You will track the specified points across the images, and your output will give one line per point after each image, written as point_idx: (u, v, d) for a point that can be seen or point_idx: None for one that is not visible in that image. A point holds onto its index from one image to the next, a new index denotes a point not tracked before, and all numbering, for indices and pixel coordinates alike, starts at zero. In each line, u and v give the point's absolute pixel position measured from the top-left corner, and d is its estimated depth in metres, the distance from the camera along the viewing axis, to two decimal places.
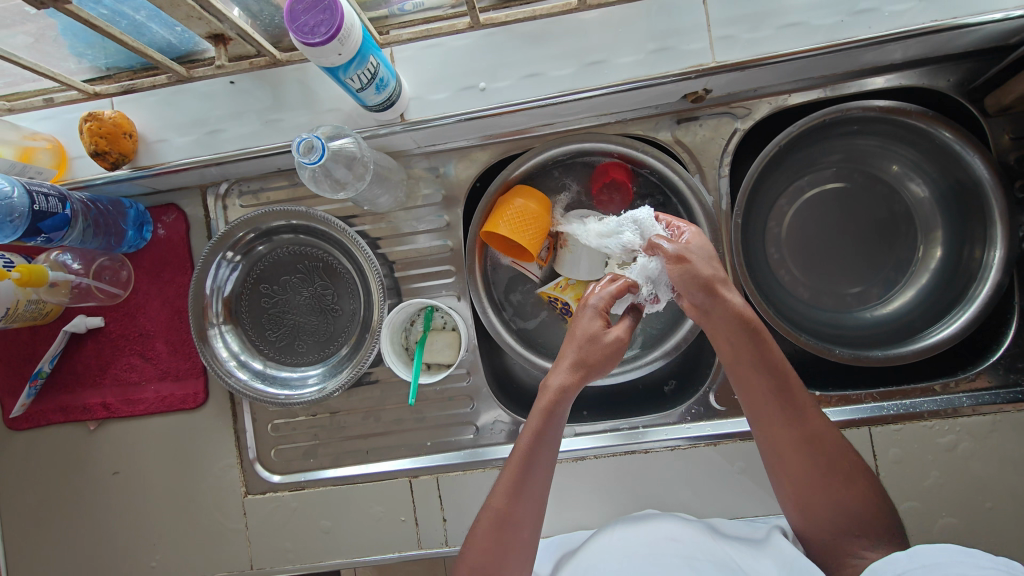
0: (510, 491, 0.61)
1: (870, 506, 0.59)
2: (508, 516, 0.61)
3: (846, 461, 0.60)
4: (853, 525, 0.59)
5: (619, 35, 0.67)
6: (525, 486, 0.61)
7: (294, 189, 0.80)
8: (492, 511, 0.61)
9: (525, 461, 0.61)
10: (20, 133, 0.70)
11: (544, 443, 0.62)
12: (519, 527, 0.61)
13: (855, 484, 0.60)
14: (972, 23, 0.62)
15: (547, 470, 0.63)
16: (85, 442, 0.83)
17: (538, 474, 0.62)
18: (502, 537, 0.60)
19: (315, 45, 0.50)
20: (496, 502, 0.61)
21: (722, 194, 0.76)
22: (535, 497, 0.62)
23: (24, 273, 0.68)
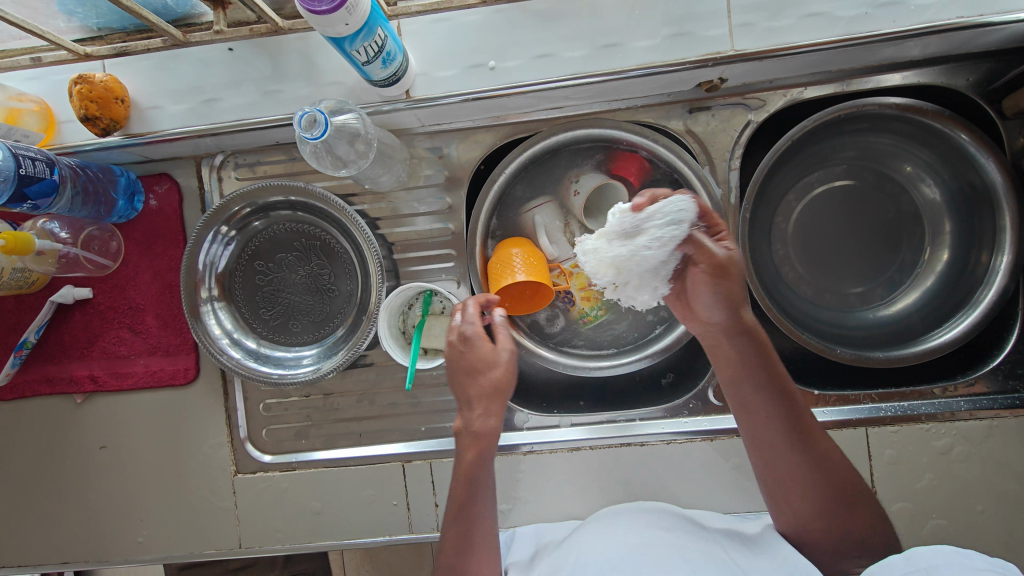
0: (459, 526, 0.61)
1: (869, 525, 0.58)
2: (465, 554, 0.60)
3: (846, 484, 0.59)
4: (850, 544, 0.58)
5: (636, 17, 0.65)
6: (477, 519, 0.61)
7: (291, 164, 0.77)
8: (449, 552, 0.60)
9: (462, 500, 0.60)
10: (6, 93, 0.67)
11: (477, 484, 0.60)
12: (482, 553, 0.61)
13: (855, 506, 0.58)
14: (998, 22, 0.61)
15: (490, 501, 0.62)
16: (71, 415, 0.81)
17: (480, 510, 0.61)
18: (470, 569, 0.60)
19: (321, 13, 0.47)
20: (452, 543, 0.61)
21: (732, 188, 0.75)
22: (489, 525, 0.62)
23: (9, 239, 0.66)
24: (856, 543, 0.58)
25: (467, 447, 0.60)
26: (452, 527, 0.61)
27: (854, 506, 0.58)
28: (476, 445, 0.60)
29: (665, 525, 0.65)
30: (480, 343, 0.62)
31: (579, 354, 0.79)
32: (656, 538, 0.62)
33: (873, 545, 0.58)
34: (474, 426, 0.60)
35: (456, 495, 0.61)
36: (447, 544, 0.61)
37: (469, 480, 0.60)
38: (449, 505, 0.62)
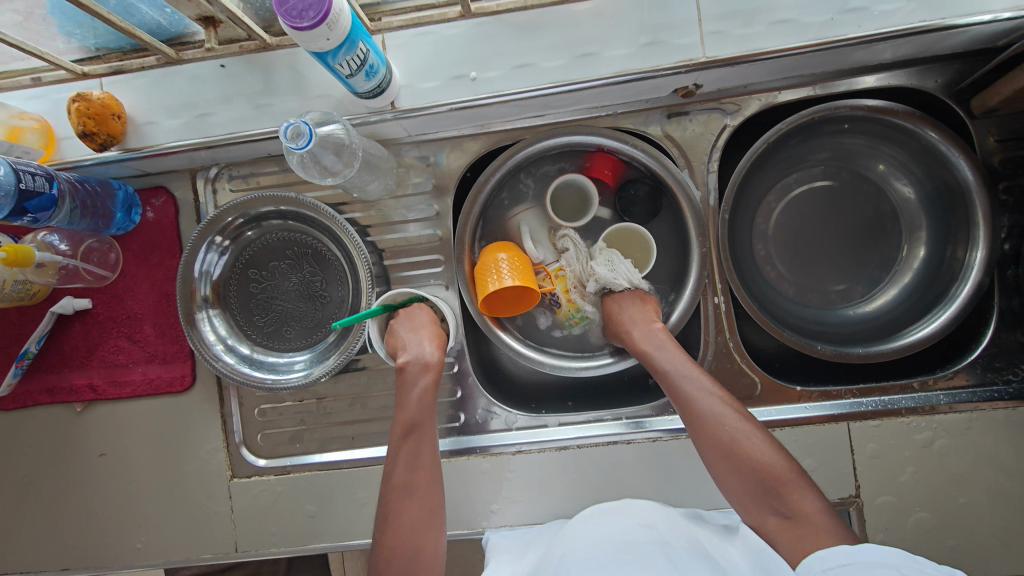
0: (408, 457, 0.66)
1: (778, 471, 0.61)
2: (412, 484, 0.65)
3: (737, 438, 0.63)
4: (766, 492, 0.61)
5: (611, 27, 0.67)
6: (422, 455, 0.66)
7: (284, 175, 0.80)
8: (398, 480, 0.65)
9: (411, 425, 0.67)
10: (8, 112, 0.70)
11: (425, 413, 0.68)
12: (427, 487, 0.66)
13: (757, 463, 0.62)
14: (961, 24, 0.63)
15: (434, 437, 0.68)
16: (72, 423, 0.83)
17: (425, 443, 0.67)
18: (414, 508, 0.64)
19: (303, 29, 0.50)
20: (402, 472, 0.65)
21: (710, 190, 0.77)
22: (434, 463, 0.67)
23: (10, 252, 0.68)
24: (770, 490, 0.61)
25: (419, 383, 0.69)
26: (398, 458, 0.66)
27: (753, 463, 0.61)
28: (430, 382, 0.69)
29: (650, 523, 0.68)
30: (418, 313, 0.75)
31: (567, 356, 0.81)
32: (640, 538, 0.64)
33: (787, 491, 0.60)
34: (423, 365, 0.69)
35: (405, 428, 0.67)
36: (393, 476, 0.65)
37: (418, 406, 0.68)
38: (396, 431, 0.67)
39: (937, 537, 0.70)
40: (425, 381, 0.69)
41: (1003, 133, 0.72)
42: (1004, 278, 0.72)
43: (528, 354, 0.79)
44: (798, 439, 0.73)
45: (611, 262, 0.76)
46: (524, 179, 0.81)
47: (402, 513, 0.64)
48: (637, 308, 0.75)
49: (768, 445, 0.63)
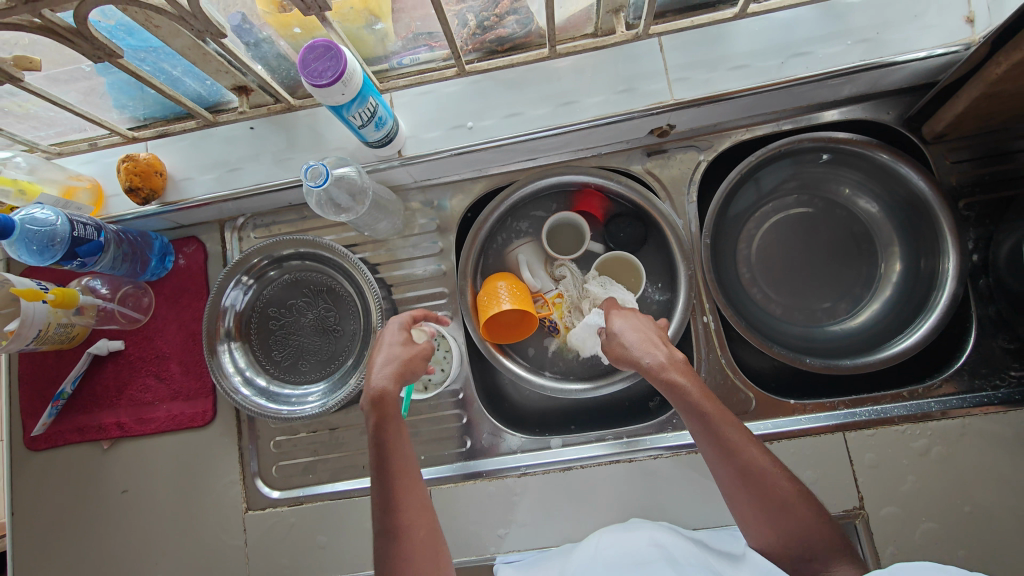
0: (384, 499, 0.62)
1: (812, 522, 0.59)
2: (395, 527, 0.61)
3: (775, 490, 0.60)
4: (799, 543, 0.59)
5: (589, 79, 0.76)
6: (397, 494, 0.62)
7: (303, 221, 0.88)
8: (380, 525, 0.61)
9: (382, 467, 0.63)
10: (67, 174, 0.80)
11: (395, 453, 0.63)
12: (411, 527, 0.61)
13: (793, 513, 0.59)
14: (900, 61, 0.71)
15: (411, 478, 0.63)
16: (98, 461, 0.87)
17: (400, 482, 0.62)
18: (398, 553, 0.60)
19: (322, 86, 0.59)
20: (382, 516, 0.62)
21: (691, 219, 0.83)
22: (417, 501, 0.63)
23: (58, 295, 0.76)
24: (803, 540, 0.59)
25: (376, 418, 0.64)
26: (378, 501, 0.62)
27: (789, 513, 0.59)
28: (392, 421, 0.64)
29: (661, 542, 0.68)
30: (392, 331, 0.69)
31: (566, 380, 0.85)
32: (652, 557, 0.65)
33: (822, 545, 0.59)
34: (374, 399, 0.64)
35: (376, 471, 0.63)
36: (376, 522, 0.62)
37: (386, 445, 0.63)
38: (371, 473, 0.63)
39: (946, 548, 0.70)
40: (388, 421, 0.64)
41: (956, 156, 0.79)
42: (977, 288, 0.76)
43: (530, 379, 0.83)
44: (795, 451, 0.75)
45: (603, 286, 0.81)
46: (520, 217, 0.89)
47: (385, 558, 0.60)
48: (650, 335, 0.69)
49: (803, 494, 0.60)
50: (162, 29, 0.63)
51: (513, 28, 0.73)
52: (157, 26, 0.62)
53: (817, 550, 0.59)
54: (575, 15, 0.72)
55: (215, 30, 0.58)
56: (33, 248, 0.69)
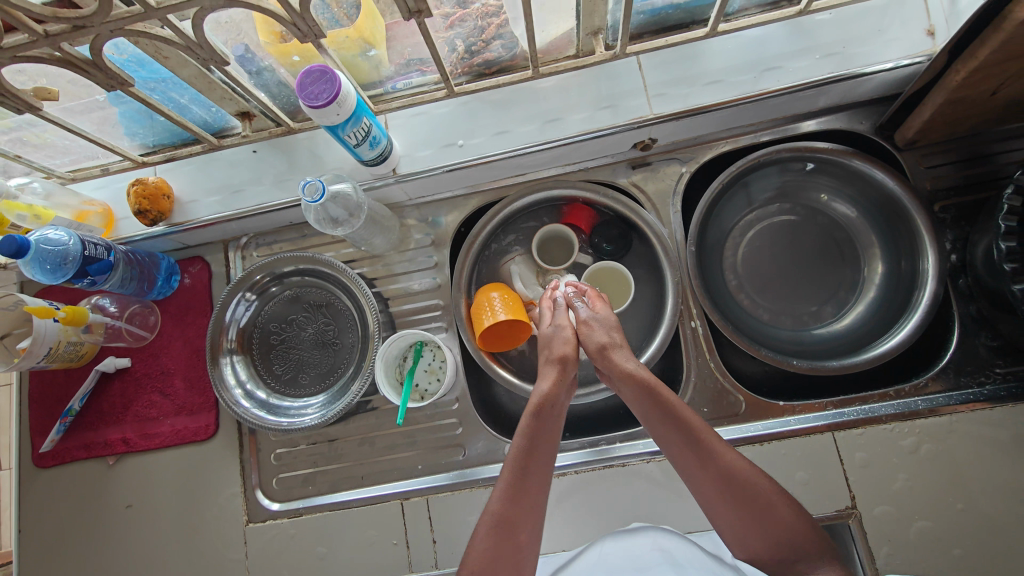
0: (512, 490, 0.64)
1: (795, 525, 0.61)
2: (503, 520, 0.62)
3: (757, 496, 0.62)
4: (784, 547, 0.61)
5: (572, 98, 0.81)
6: (528, 489, 0.64)
7: (303, 239, 0.92)
8: (493, 510, 0.63)
9: (529, 462, 0.64)
10: (80, 199, 0.84)
11: (541, 455, 0.65)
12: (520, 524, 0.63)
13: (776, 514, 0.62)
14: (867, 72, 0.74)
15: (540, 485, 0.65)
16: (104, 477, 0.89)
17: (534, 480, 0.64)
18: (497, 543, 0.61)
19: (318, 107, 0.63)
20: (498, 504, 0.63)
21: (676, 228, 0.86)
22: (536, 507, 0.64)
23: (69, 312, 0.80)
24: (787, 545, 0.61)
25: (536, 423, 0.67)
26: (505, 489, 0.64)
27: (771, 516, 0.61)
28: (550, 423, 0.67)
29: (666, 548, 0.69)
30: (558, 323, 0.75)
31: None
32: (652, 564, 0.66)
33: (805, 548, 0.61)
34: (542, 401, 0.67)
35: (514, 461, 0.65)
36: (490, 508, 0.63)
37: (537, 445, 0.65)
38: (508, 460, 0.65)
39: (940, 546, 0.70)
40: (552, 421, 0.68)
41: (928, 161, 0.82)
42: (957, 287, 0.78)
43: (523, 387, 0.85)
44: (786, 452, 0.76)
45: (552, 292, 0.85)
46: (511, 230, 0.92)
47: (482, 545, 0.61)
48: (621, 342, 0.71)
49: (781, 494, 0.63)
50: (170, 60, 0.67)
51: (499, 51, 0.77)
52: (168, 57, 0.67)
53: (801, 553, 0.61)
54: (557, 39, 0.77)
55: (220, 58, 0.63)
56: (47, 267, 0.72)
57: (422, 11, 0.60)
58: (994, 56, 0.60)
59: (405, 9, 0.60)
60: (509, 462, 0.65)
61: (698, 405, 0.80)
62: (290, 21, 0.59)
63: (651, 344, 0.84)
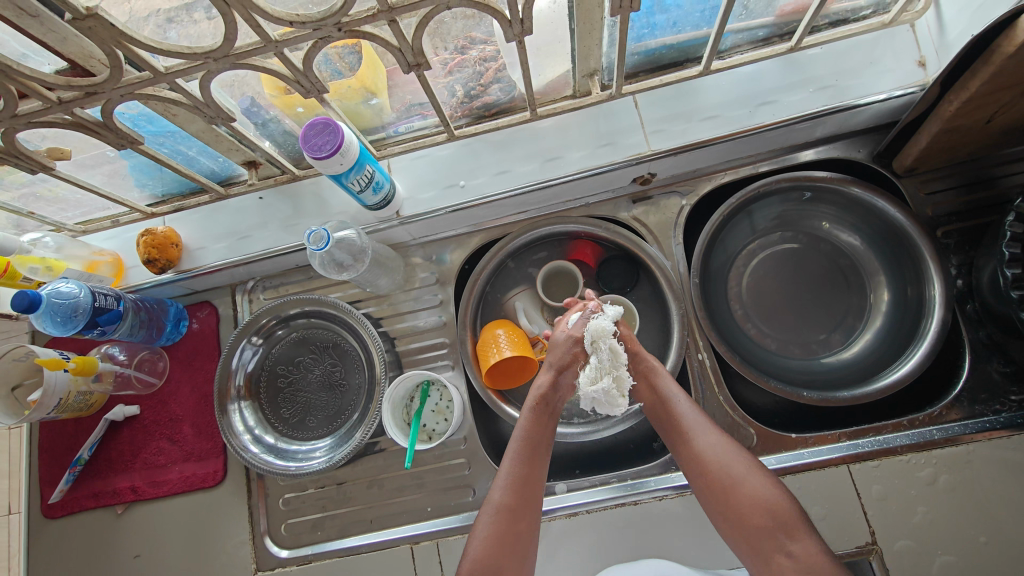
0: (517, 480, 0.68)
1: (772, 497, 0.65)
2: (510, 506, 0.67)
3: (743, 478, 0.66)
4: (766, 521, 0.63)
5: (571, 137, 0.82)
6: (532, 482, 0.69)
7: (309, 282, 0.93)
8: (496, 500, 0.68)
9: (531, 451, 0.70)
10: (90, 250, 0.85)
11: (540, 446, 0.71)
12: (521, 510, 0.67)
13: (751, 486, 0.65)
14: (862, 103, 0.75)
15: (543, 476, 0.70)
16: (111, 526, 0.88)
17: (536, 472, 0.69)
18: (503, 528, 0.66)
19: (322, 158, 0.65)
20: (503, 493, 0.68)
21: (679, 259, 0.86)
22: (537, 497, 0.69)
23: (79, 363, 0.81)
24: (768, 515, 0.64)
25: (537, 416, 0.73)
26: (507, 479, 0.69)
27: (750, 488, 0.65)
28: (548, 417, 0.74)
29: None
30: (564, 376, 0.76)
31: (571, 423, 0.84)
32: None
33: (785, 518, 0.63)
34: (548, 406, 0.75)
35: (514, 452, 0.70)
36: (494, 496, 0.68)
37: (535, 437, 0.71)
38: (508, 451, 0.71)
39: None
40: (549, 419, 0.74)
41: (928, 187, 0.82)
42: (965, 313, 0.78)
43: None
44: (801, 487, 0.74)
45: (598, 367, 0.71)
46: (516, 266, 0.93)
47: (486, 533, 0.65)
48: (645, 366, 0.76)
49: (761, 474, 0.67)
50: (179, 116, 0.69)
51: (498, 95, 0.78)
52: (175, 113, 0.69)
53: (781, 523, 0.63)
54: (553, 81, 0.78)
55: (226, 115, 0.65)
56: (58, 320, 0.73)
57: (421, 64, 0.62)
58: (984, 88, 0.61)
59: (405, 62, 0.62)
60: (509, 455, 0.71)
61: None
62: (293, 79, 0.61)
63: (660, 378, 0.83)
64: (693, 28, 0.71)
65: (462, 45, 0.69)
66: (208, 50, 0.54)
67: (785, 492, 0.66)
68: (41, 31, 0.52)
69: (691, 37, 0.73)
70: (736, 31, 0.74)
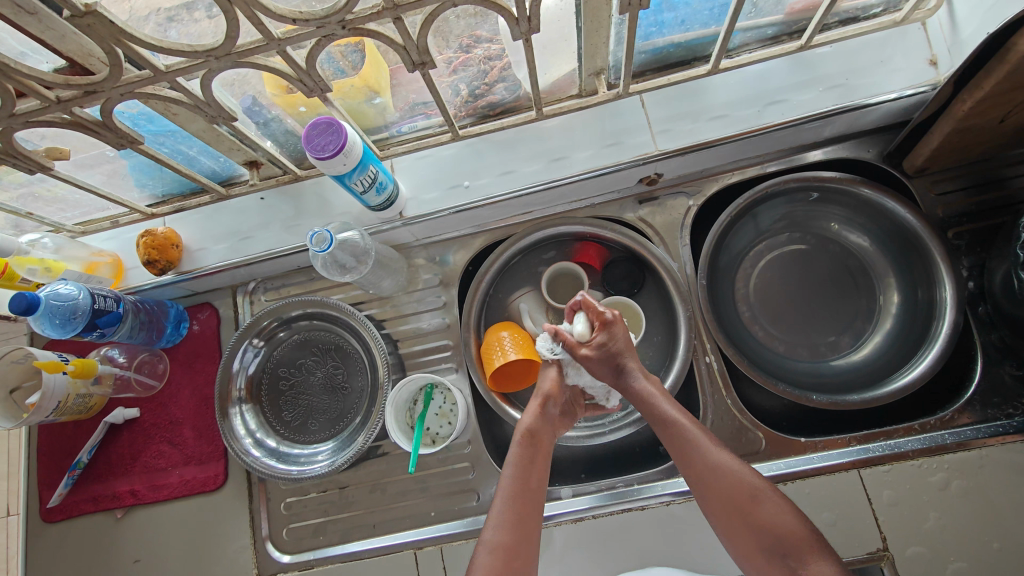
0: (511, 516, 0.67)
1: (783, 521, 0.61)
2: (504, 544, 0.64)
3: (753, 501, 0.63)
4: (774, 545, 0.61)
5: (576, 137, 0.81)
6: (524, 518, 0.67)
7: (311, 283, 0.92)
8: (491, 538, 0.65)
9: (520, 489, 0.68)
10: (90, 251, 0.84)
11: (532, 484, 0.69)
12: (517, 550, 0.65)
13: (759, 509, 0.63)
14: (872, 103, 0.74)
15: (534, 517, 0.68)
16: (111, 530, 0.87)
17: (528, 508, 0.67)
18: (501, 566, 0.63)
19: (325, 158, 0.64)
20: (495, 531, 0.66)
21: (686, 261, 0.85)
22: (531, 538, 0.66)
23: (78, 365, 0.80)
24: (778, 543, 0.61)
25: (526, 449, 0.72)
26: (501, 517, 0.66)
27: (759, 511, 0.62)
28: (539, 450, 0.72)
29: None
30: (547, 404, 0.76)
31: (577, 426, 0.83)
32: None
33: (799, 545, 0.60)
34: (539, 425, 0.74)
35: (507, 489, 0.68)
36: (488, 535, 0.66)
37: (528, 471, 0.70)
38: (501, 486, 0.69)
39: None
40: (538, 452, 0.72)
41: (939, 187, 0.81)
42: (977, 315, 0.77)
43: None
44: (810, 492, 0.73)
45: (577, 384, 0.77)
46: (521, 267, 0.92)
47: (483, 571, 0.62)
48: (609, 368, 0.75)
49: (773, 496, 0.64)
50: (179, 115, 0.68)
51: (502, 94, 0.77)
52: (176, 113, 0.68)
53: (792, 552, 0.60)
54: (559, 80, 0.77)
55: (227, 114, 0.64)
56: (56, 322, 0.72)
57: (425, 63, 0.61)
58: (999, 87, 0.60)
59: (409, 61, 0.60)
60: (503, 491, 0.69)
61: (717, 443, 0.78)
62: (296, 78, 0.60)
63: (666, 381, 0.82)
64: (701, 26, 0.70)
65: (467, 43, 0.67)
66: (209, 48, 0.53)
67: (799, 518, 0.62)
68: (39, 29, 0.51)
69: (699, 35, 0.72)
70: (745, 29, 0.73)
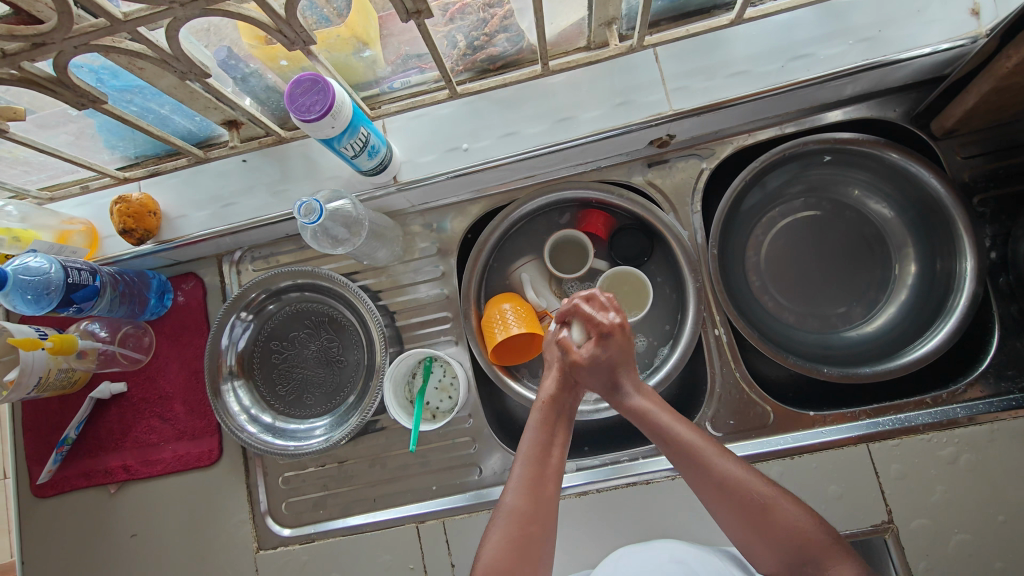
0: (530, 483, 0.64)
1: (802, 526, 0.60)
2: (522, 510, 0.62)
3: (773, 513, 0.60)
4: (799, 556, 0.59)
5: (584, 94, 0.75)
6: (545, 484, 0.64)
7: (301, 252, 0.87)
8: (508, 504, 0.63)
9: (542, 456, 0.66)
10: (60, 219, 0.78)
11: (554, 450, 0.67)
12: (536, 515, 0.63)
13: (778, 518, 0.60)
14: (904, 58, 0.68)
15: (554, 482, 0.65)
16: (106, 505, 0.85)
17: (552, 475, 0.65)
18: (516, 532, 0.61)
19: (311, 121, 0.58)
20: (514, 496, 0.64)
21: (697, 229, 0.81)
22: (551, 497, 0.64)
23: (57, 341, 0.75)
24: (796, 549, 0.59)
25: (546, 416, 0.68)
26: (519, 482, 0.64)
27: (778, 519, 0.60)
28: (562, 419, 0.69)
29: (683, 560, 0.67)
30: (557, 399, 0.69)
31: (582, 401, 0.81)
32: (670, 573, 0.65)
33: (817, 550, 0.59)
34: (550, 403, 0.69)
35: (526, 457, 0.66)
36: (506, 500, 0.64)
37: (552, 435, 0.68)
38: (519, 453, 0.67)
39: (979, 561, 0.67)
40: (561, 422, 0.69)
41: (967, 150, 0.76)
42: (997, 287, 0.74)
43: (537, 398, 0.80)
44: (817, 466, 0.72)
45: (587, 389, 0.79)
46: (521, 234, 0.87)
47: (498, 537, 0.62)
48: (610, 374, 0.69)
49: (792, 503, 0.61)
50: (145, 70, 0.62)
51: (504, 46, 0.71)
52: (142, 67, 0.61)
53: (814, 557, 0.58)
54: (566, 30, 0.70)
55: (199, 70, 0.57)
56: (29, 297, 0.67)
57: (421, 12, 0.54)
58: None
59: (402, 10, 0.54)
60: (522, 458, 0.66)
61: (724, 417, 0.76)
62: (275, 29, 0.53)
63: (674, 354, 0.79)
64: None
65: None
66: None
67: (815, 518, 0.61)
68: None
69: None
70: None
